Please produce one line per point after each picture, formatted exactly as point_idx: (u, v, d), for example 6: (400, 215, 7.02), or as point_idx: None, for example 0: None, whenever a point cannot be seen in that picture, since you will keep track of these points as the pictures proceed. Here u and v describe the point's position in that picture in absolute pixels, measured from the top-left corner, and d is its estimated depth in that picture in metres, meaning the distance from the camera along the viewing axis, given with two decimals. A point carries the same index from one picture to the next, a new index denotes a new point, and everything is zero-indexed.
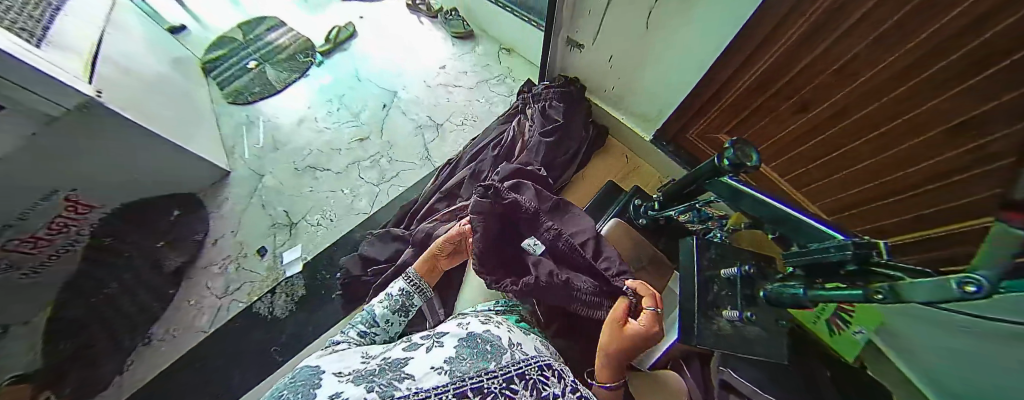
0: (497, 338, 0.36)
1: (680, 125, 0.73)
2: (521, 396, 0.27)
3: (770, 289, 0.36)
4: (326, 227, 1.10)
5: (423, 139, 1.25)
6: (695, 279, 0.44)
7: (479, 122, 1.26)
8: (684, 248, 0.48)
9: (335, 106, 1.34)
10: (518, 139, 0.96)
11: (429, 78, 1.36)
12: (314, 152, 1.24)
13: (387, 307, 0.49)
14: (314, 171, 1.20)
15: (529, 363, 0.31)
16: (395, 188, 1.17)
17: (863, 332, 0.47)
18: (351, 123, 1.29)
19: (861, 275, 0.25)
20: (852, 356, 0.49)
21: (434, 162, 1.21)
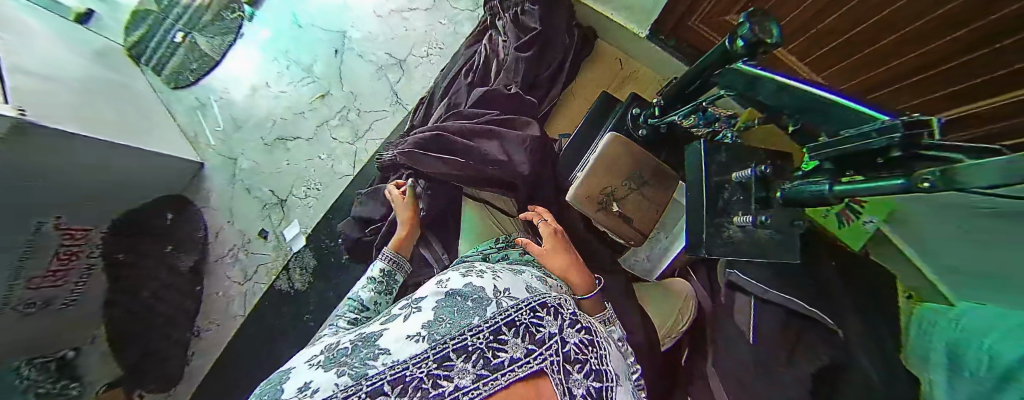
0: (482, 290, 0.40)
1: (676, 18, 0.74)
2: (511, 343, 0.33)
3: (792, 187, 0.45)
4: (315, 194, 1.14)
5: (389, 81, 1.16)
6: (706, 185, 0.56)
7: (447, 47, 1.15)
8: (694, 150, 0.60)
9: (283, 65, 1.23)
10: (491, 59, 0.96)
11: (379, 7, 1.21)
12: (283, 119, 1.20)
13: (377, 289, 0.63)
14: (286, 141, 1.19)
15: (513, 314, 0.37)
16: (372, 142, 1.14)
17: (873, 221, 0.62)
18: (309, 80, 1.21)
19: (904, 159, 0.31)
20: (856, 244, 0.64)
21: (406, 105, 1.14)
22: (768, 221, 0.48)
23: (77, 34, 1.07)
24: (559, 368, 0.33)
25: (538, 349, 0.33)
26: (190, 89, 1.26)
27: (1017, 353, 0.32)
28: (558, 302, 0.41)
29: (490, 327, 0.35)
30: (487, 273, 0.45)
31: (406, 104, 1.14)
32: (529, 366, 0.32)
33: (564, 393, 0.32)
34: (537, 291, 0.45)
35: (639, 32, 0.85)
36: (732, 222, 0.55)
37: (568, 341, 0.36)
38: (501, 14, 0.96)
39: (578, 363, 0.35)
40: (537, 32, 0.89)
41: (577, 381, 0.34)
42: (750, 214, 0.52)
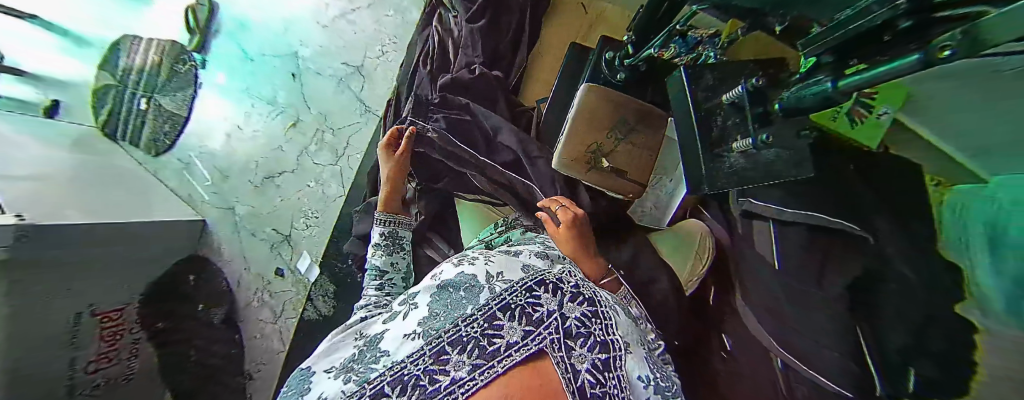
0: (472, 278, 0.40)
1: None
2: (506, 329, 0.33)
3: (789, 97, 0.40)
4: (317, 223, 1.14)
5: (353, 91, 1.11)
6: (694, 116, 0.52)
7: (399, 39, 1.08)
8: (675, 82, 0.56)
9: (248, 104, 1.18)
10: (445, 40, 0.89)
11: (321, 16, 1.14)
12: (265, 158, 1.17)
13: (386, 251, 0.66)
14: (274, 179, 1.17)
15: (507, 297, 0.36)
16: (354, 158, 1.10)
17: (887, 112, 0.42)
18: (278, 110, 1.15)
19: (914, 29, 0.26)
20: (874, 143, 0.45)
21: (375, 111, 1.09)
22: (770, 139, 0.44)
23: (45, 129, 1.07)
24: (559, 346, 0.31)
25: (535, 329, 0.32)
26: (170, 153, 1.24)
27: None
28: (557, 277, 0.39)
29: (485, 315, 0.35)
30: (479, 260, 0.44)
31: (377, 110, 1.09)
32: (528, 348, 0.31)
33: (568, 371, 0.29)
34: (534, 268, 0.44)
35: None
36: (730, 148, 0.49)
37: (569, 316, 0.34)
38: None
39: (582, 336, 0.33)
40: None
41: (581, 356, 0.31)
42: (747, 135, 0.46)
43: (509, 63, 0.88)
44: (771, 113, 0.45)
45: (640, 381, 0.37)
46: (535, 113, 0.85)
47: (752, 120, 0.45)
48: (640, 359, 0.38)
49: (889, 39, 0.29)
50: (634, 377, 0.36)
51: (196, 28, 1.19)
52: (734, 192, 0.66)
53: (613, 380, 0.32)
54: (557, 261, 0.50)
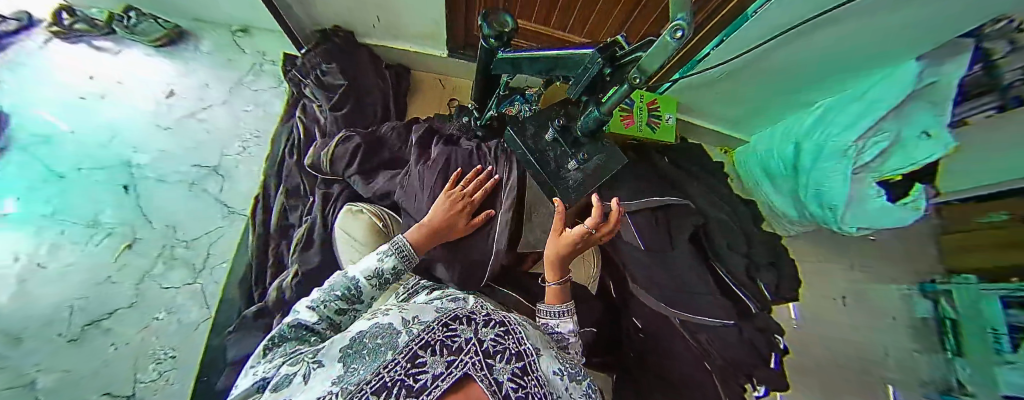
0: (388, 325, 0.33)
1: (463, 38, 0.85)
2: (431, 362, 0.26)
3: (583, 123, 0.54)
4: (180, 369, 0.68)
5: (211, 193, 0.85)
6: (535, 162, 0.62)
7: (262, 132, 0.95)
8: (510, 138, 0.66)
9: (53, 228, 0.65)
10: (311, 127, 0.87)
11: (160, 114, 0.87)
12: (82, 298, 0.63)
13: (345, 298, 0.45)
14: (102, 323, 0.63)
15: (424, 336, 0.29)
16: (219, 267, 0.80)
17: (671, 117, 0.89)
18: (100, 232, 0.70)
19: (616, 71, 0.40)
20: (670, 139, 0.89)
21: (242, 211, 0.87)
22: (586, 156, 0.60)
23: None
24: (482, 364, 0.26)
25: (456, 357, 0.26)
26: None
27: (808, 158, 0.69)
28: (470, 311, 0.34)
29: (405, 356, 0.27)
30: (394, 308, 0.37)
31: (242, 210, 0.87)
32: (450, 375, 0.24)
33: (492, 386, 0.25)
34: (447, 306, 0.38)
35: (440, 53, 0.92)
36: (568, 167, 0.61)
37: (485, 339, 0.29)
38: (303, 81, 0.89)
39: (501, 352, 0.29)
40: (345, 88, 0.85)
41: (501, 368, 0.27)
42: (572, 155, 0.61)
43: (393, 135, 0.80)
44: (579, 139, 0.61)
45: (558, 374, 0.32)
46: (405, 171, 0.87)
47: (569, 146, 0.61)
48: (552, 354, 0.34)
49: (609, 79, 0.42)
50: (551, 371, 0.31)
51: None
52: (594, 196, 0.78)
53: (534, 381, 0.28)
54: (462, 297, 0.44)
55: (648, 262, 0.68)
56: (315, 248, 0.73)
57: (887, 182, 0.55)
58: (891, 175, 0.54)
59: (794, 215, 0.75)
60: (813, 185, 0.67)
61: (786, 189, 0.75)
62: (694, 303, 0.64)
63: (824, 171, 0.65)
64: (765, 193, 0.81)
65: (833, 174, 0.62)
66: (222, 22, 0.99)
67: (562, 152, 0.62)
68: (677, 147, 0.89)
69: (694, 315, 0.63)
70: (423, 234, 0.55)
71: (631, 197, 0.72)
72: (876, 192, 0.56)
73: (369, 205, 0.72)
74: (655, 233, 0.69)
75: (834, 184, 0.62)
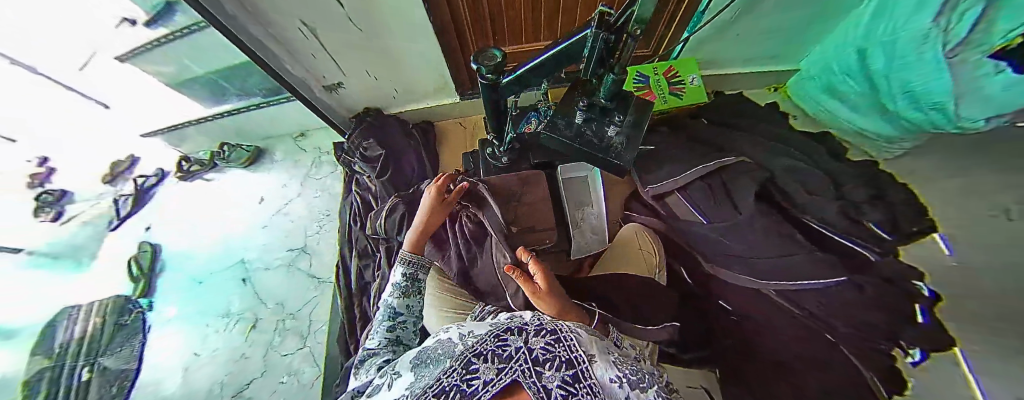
0: (445, 339, 0.35)
1: (469, 78, 0.91)
2: (483, 371, 0.27)
3: (603, 92, 0.51)
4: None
5: (304, 269, 0.97)
6: (576, 146, 0.55)
7: (332, 209, 1.05)
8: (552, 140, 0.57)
9: (206, 323, 0.90)
10: (366, 196, 0.97)
11: (259, 216, 1.04)
12: (228, 372, 0.84)
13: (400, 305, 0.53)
14: (243, 391, 0.82)
15: (478, 346, 0.31)
16: (320, 330, 0.90)
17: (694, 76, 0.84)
18: (233, 319, 0.91)
19: (614, 26, 0.36)
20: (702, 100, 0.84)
21: (327, 279, 0.96)
22: (621, 118, 0.56)
23: None
24: (530, 370, 0.26)
25: (507, 364, 0.27)
26: None
27: (881, 60, 0.63)
28: (523, 321, 0.34)
29: (461, 363, 0.29)
30: (452, 325, 0.39)
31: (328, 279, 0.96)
32: (501, 381, 0.26)
33: (541, 393, 0.24)
34: (502, 321, 0.39)
35: (451, 99, 0.99)
36: (609, 136, 0.56)
37: (534, 348, 0.29)
38: (352, 162, 0.99)
39: (550, 360, 0.27)
40: (385, 155, 0.95)
41: (549, 376, 0.26)
42: (609, 123, 0.57)
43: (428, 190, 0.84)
44: (606, 107, 0.56)
45: (617, 381, 0.28)
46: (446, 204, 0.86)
47: (600, 115, 0.56)
48: (608, 360, 0.31)
49: (613, 38, 0.39)
50: (608, 378, 0.28)
51: (138, 275, 0.94)
52: (638, 183, 0.78)
53: (587, 388, 0.26)
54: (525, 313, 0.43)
55: (717, 236, 0.63)
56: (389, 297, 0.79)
57: (1000, 53, 0.43)
58: (1002, 43, 0.42)
59: (890, 132, 0.64)
60: (899, 85, 0.60)
61: (864, 102, 0.69)
62: (784, 269, 0.56)
63: (908, 65, 0.58)
64: (838, 115, 0.76)
65: (921, 64, 0.55)
66: (286, 132, 1.10)
67: (597, 124, 0.57)
68: (714, 108, 0.82)
69: (805, 288, 0.54)
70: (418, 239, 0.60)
71: (675, 173, 0.70)
72: (993, 68, 0.43)
73: None
74: (717, 205, 0.64)
75: (924, 78, 0.55)
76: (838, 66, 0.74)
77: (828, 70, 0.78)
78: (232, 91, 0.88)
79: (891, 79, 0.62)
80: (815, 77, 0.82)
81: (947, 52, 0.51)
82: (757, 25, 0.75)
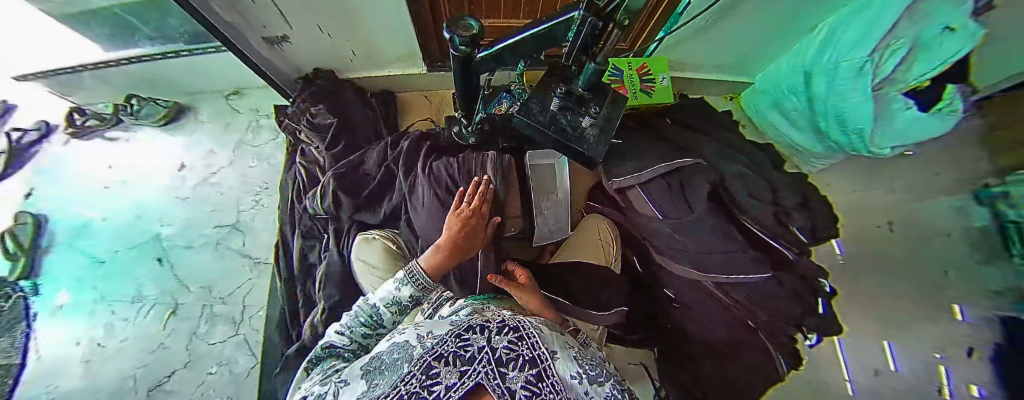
0: (403, 341, 0.33)
1: (439, 49, 0.84)
2: (443, 372, 0.26)
3: (584, 82, 0.50)
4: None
5: (235, 248, 0.83)
6: (553, 134, 0.54)
7: (271, 182, 0.91)
8: (522, 124, 0.56)
9: (112, 310, 0.76)
10: (313, 169, 0.84)
11: (179, 187, 0.87)
12: (143, 365, 0.72)
13: (369, 326, 0.46)
14: (163, 385, 0.71)
15: (437, 348, 0.29)
16: (256, 315, 0.79)
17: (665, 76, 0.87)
18: (147, 305, 0.77)
19: (605, 13, 0.35)
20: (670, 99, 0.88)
21: (266, 260, 0.85)
22: (597, 110, 0.56)
23: None
24: (492, 370, 0.26)
25: (470, 367, 0.26)
26: None
27: (822, 86, 0.69)
28: (485, 319, 0.33)
29: (421, 368, 0.27)
30: (410, 325, 0.37)
31: (266, 259, 0.85)
32: (463, 385, 0.25)
33: (506, 395, 0.24)
34: (463, 318, 0.37)
35: (419, 70, 0.91)
36: (583, 125, 0.56)
37: (498, 347, 0.28)
38: (297, 128, 0.87)
39: (513, 360, 0.27)
40: (337, 124, 0.84)
41: (515, 377, 0.26)
42: (587, 111, 0.56)
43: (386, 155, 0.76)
44: (583, 95, 0.55)
45: (577, 378, 0.30)
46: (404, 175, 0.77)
47: (579, 103, 0.55)
48: (569, 356, 0.32)
49: (602, 28, 0.37)
50: (569, 375, 0.30)
51: (15, 252, 0.77)
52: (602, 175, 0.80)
53: (550, 387, 0.27)
54: (488, 308, 0.41)
55: (670, 231, 0.67)
56: (335, 280, 0.71)
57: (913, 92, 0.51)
58: (919, 83, 0.49)
59: (820, 151, 0.71)
60: (833, 111, 0.66)
61: (805, 124, 0.73)
62: (723, 262, 0.60)
63: (845, 94, 0.63)
64: (781, 132, 0.80)
65: (856, 93, 0.61)
66: (211, 88, 0.92)
67: (572, 114, 0.56)
68: (679, 107, 0.86)
69: (729, 277, 0.61)
70: (440, 260, 0.51)
71: (641, 169, 0.72)
72: (905, 104, 0.51)
73: (383, 232, 0.69)
74: (673, 202, 0.68)
75: (855, 105, 0.61)
76: (787, 88, 0.78)
77: (778, 90, 0.82)
78: (143, 33, 0.73)
79: (828, 106, 0.67)
80: (762, 102, 0.87)
81: (875, 86, 0.57)
82: (726, 29, 0.79)
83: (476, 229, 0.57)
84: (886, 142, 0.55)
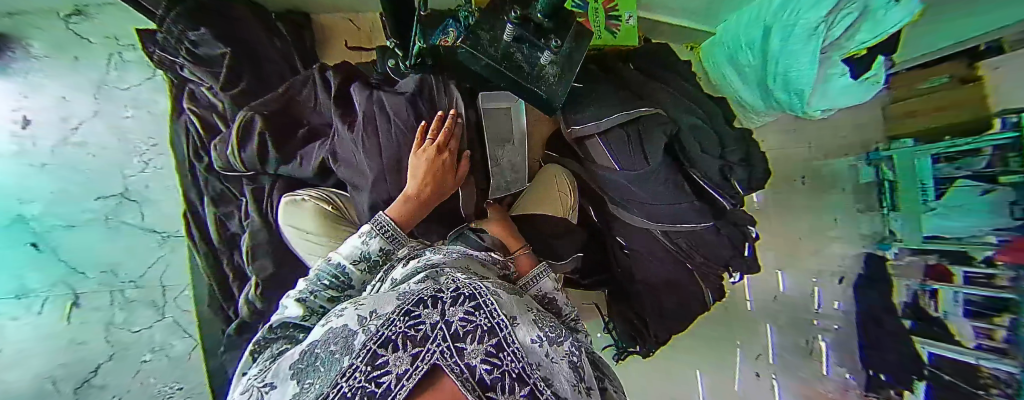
0: (342, 328, 0.28)
1: None
2: (394, 355, 0.22)
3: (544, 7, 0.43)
4: (195, 396, 0.70)
5: (133, 224, 0.69)
6: (506, 75, 0.50)
7: (158, 137, 0.75)
8: (468, 58, 0.50)
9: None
10: (208, 116, 0.65)
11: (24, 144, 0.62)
12: (61, 364, 0.57)
13: (334, 287, 0.39)
14: (92, 381, 0.59)
15: (383, 331, 0.25)
16: (181, 295, 0.72)
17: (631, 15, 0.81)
18: (38, 299, 0.58)
19: None
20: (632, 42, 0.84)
21: (176, 233, 0.73)
22: (558, 43, 0.50)
23: None
24: (449, 351, 0.23)
25: (422, 348, 0.23)
26: None
27: (776, 42, 0.65)
28: (436, 289, 0.29)
29: (364, 358, 0.23)
30: (350, 304, 0.31)
31: (177, 232, 0.74)
32: (417, 371, 0.21)
33: (465, 374, 0.21)
34: (414, 289, 0.33)
35: None
36: (541, 63, 0.51)
37: (454, 322, 0.26)
38: (177, 63, 0.63)
39: (470, 333, 0.25)
40: (233, 56, 0.61)
41: (472, 353, 0.23)
42: (544, 46, 0.50)
43: (307, 97, 0.61)
44: (543, 26, 0.49)
45: (537, 342, 0.29)
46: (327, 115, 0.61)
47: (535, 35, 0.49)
48: (530, 321, 0.31)
49: None
50: (529, 340, 0.28)
51: None
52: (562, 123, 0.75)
53: (511, 355, 0.26)
54: (439, 274, 0.37)
55: (626, 183, 0.68)
56: (264, 251, 0.62)
57: (851, 58, 0.56)
58: (857, 50, 0.54)
59: (761, 108, 0.77)
60: (781, 71, 0.66)
61: (754, 81, 0.74)
62: (675, 215, 0.67)
63: (792, 56, 0.62)
64: (733, 88, 0.81)
65: (803, 56, 0.60)
66: (42, 5, 0.65)
67: (530, 46, 0.51)
68: (643, 53, 0.81)
69: (673, 223, 0.68)
70: (404, 207, 0.47)
71: (600, 116, 0.68)
72: (841, 70, 0.56)
73: (313, 191, 0.59)
74: (630, 153, 0.67)
75: (802, 69, 0.61)
76: (744, 40, 0.74)
77: (735, 42, 0.77)
78: None
79: (778, 63, 0.66)
80: (716, 51, 0.83)
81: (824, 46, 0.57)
82: None
83: (443, 174, 0.51)
84: (820, 105, 0.63)
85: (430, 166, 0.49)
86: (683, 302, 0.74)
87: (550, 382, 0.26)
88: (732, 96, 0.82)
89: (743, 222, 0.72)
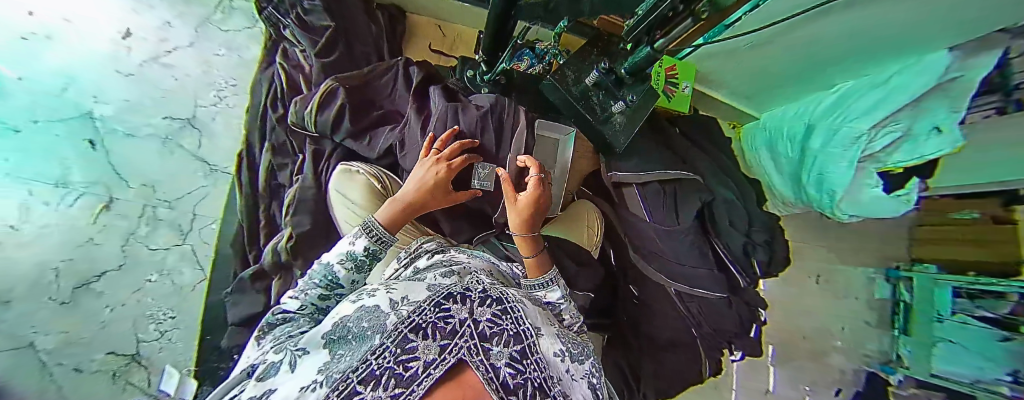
0: (374, 309, 0.28)
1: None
2: (423, 342, 0.23)
3: (629, 66, 0.49)
4: (184, 330, 0.61)
5: (188, 149, 0.67)
6: (578, 109, 0.56)
7: (238, 80, 0.79)
8: (550, 91, 0.57)
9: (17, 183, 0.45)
10: (295, 77, 0.71)
11: (125, 54, 0.63)
12: (67, 259, 0.48)
13: (325, 286, 0.36)
14: (92, 285, 0.50)
15: (415, 317, 0.26)
16: (206, 227, 0.67)
17: (688, 86, 0.83)
18: (74, 192, 0.51)
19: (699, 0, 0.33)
20: (684, 108, 0.84)
21: (224, 169, 0.73)
22: (635, 98, 0.54)
23: None
24: (475, 346, 0.24)
25: (450, 341, 0.24)
26: None
27: (818, 140, 0.69)
28: (464, 287, 0.31)
29: (394, 340, 0.23)
30: (380, 287, 0.32)
31: (225, 168, 0.74)
32: (444, 362, 0.21)
33: (489, 375, 0.22)
34: (441, 283, 0.34)
35: None
36: (613, 111, 0.56)
37: (481, 321, 0.27)
38: (282, 23, 0.69)
39: (497, 335, 0.26)
40: (335, 30, 0.69)
41: (498, 354, 0.25)
42: (617, 98, 0.55)
43: (387, 83, 0.67)
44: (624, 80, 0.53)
45: (559, 355, 0.30)
46: (397, 101, 0.66)
47: (612, 85, 0.54)
48: (553, 334, 0.32)
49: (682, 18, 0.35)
50: (552, 353, 0.30)
51: None
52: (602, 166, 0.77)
53: (533, 364, 0.27)
54: (465, 274, 0.38)
55: (654, 235, 0.71)
56: (306, 208, 0.65)
57: (887, 173, 0.60)
58: (894, 166, 0.58)
59: (790, 199, 0.80)
60: (818, 167, 0.69)
61: (788, 172, 0.78)
62: (693, 277, 0.69)
63: (831, 156, 0.66)
64: (766, 174, 0.84)
65: (841, 160, 0.64)
66: None
67: (606, 94, 0.56)
68: (693, 121, 0.85)
69: (687, 286, 0.70)
70: (400, 207, 0.44)
71: (643, 169, 0.70)
72: (873, 180, 0.61)
73: (366, 166, 0.63)
74: (665, 208, 0.70)
75: (839, 171, 0.65)
76: (788, 130, 0.77)
77: (778, 129, 0.81)
78: None
79: (818, 160, 0.69)
80: (757, 136, 0.87)
81: (862, 155, 0.61)
82: (778, 57, 0.74)
83: (444, 183, 0.49)
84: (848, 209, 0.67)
85: (431, 171, 0.49)
86: (680, 367, 0.73)
87: (567, 396, 0.27)
88: (766, 180, 0.84)
89: (755, 304, 0.73)
